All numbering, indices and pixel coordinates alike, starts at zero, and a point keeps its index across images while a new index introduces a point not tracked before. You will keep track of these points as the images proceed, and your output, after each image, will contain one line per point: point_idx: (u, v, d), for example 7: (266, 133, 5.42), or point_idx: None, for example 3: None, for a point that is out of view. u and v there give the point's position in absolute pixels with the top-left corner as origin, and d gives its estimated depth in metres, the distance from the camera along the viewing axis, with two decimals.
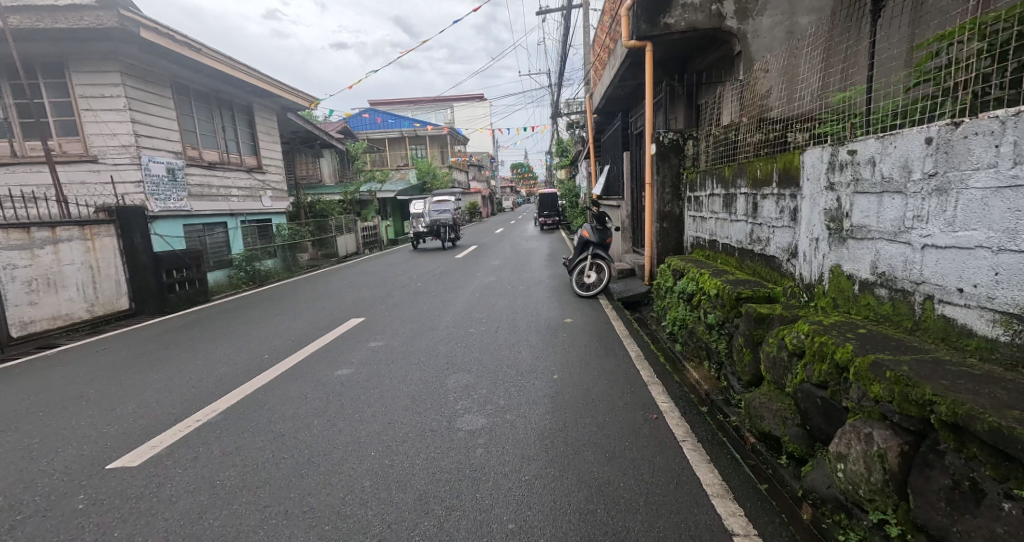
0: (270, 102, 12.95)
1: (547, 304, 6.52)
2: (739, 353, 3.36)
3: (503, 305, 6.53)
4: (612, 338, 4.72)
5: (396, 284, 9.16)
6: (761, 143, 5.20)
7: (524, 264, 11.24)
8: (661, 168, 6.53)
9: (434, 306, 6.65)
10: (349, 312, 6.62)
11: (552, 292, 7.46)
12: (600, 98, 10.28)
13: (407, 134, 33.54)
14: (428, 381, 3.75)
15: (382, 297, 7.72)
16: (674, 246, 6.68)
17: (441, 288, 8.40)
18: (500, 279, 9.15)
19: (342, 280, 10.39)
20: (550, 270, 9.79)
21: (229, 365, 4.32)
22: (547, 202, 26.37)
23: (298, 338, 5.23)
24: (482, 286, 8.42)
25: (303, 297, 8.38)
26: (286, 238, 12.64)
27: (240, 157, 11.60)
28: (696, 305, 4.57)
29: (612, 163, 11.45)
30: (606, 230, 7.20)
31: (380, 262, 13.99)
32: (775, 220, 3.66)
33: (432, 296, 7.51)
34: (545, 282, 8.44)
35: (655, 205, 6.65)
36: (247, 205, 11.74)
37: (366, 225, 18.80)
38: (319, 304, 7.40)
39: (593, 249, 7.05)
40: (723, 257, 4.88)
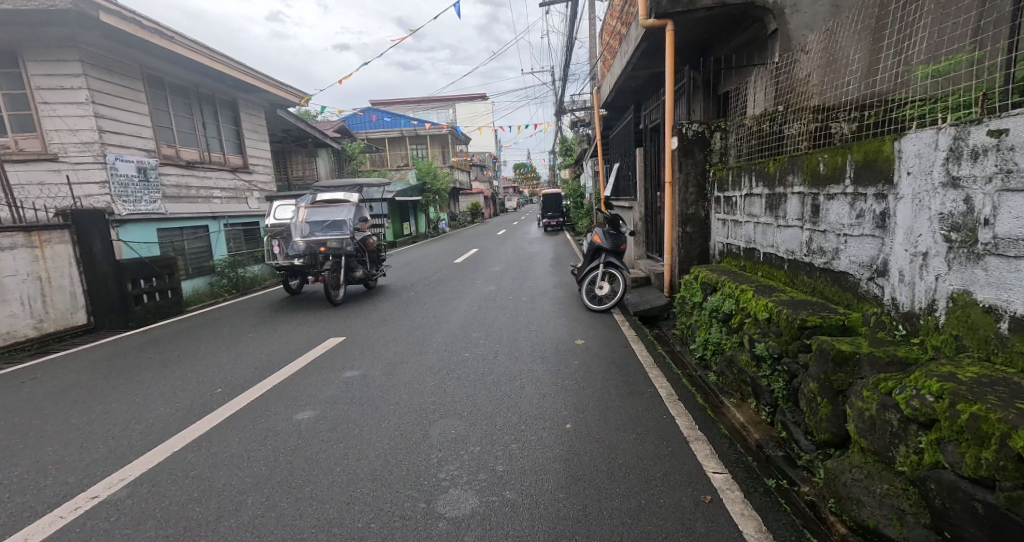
0: (257, 98, 12.26)
1: (554, 320, 5.75)
2: (808, 401, 2.57)
3: (503, 321, 5.77)
4: (634, 367, 3.95)
5: (387, 294, 8.39)
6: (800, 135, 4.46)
7: (528, 270, 10.45)
8: (686, 165, 5.73)
9: (426, 322, 5.91)
10: (330, 329, 5.87)
11: (559, 304, 6.69)
12: (611, 89, 9.46)
13: (407, 134, 32.80)
14: (407, 430, 3.01)
15: (371, 309, 6.97)
16: (699, 255, 5.88)
17: (436, 299, 7.63)
18: (502, 289, 8.37)
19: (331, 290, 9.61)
20: (556, 278, 9.01)
21: (172, 403, 3.59)
22: (551, 203, 25.59)
23: (264, 364, 4.49)
24: (482, 297, 7.66)
25: (285, 309, 7.63)
26: None
27: (224, 156, 10.88)
28: (737, 328, 3.79)
29: (624, 161, 10.62)
30: (620, 235, 6.40)
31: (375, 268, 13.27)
32: (848, 226, 2.87)
33: (425, 309, 6.75)
34: (551, 292, 7.68)
35: (677, 206, 5.86)
36: (232, 207, 11.02)
37: None
38: (300, 318, 6.65)
39: (607, 256, 6.27)
40: (767, 270, 4.09)
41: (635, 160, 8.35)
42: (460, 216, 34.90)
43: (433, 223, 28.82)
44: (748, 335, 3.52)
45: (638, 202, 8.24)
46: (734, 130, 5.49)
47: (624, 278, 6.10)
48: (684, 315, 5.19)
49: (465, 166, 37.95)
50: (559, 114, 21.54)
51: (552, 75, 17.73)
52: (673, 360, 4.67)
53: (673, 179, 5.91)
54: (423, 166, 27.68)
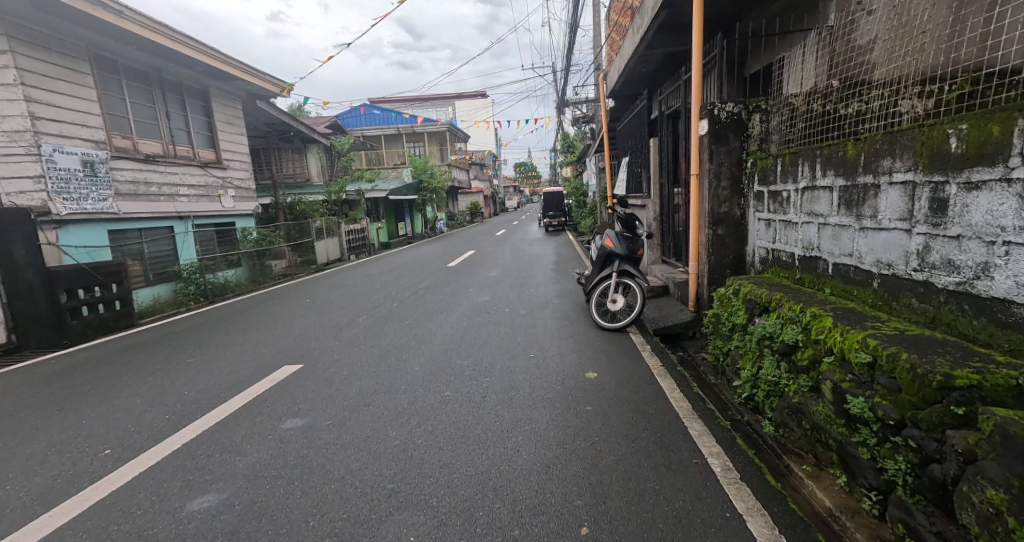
0: (232, 87, 11.32)
1: (558, 340, 4.80)
2: (980, 512, 1.63)
3: (497, 342, 4.83)
4: (667, 418, 2.98)
5: (368, 304, 7.45)
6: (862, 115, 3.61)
7: (528, 276, 9.48)
8: (719, 153, 4.74)
9: (406, 343, 4.97)
10: (291, 350, 4.93)
11: (563, 318, 5.74)
12: (620, 73, 8.48)
13: (404, 132, 31.92)
14: (342, 534, 2.08)
15: (345, 324, 6.04)
16: (733, 264, 4.91)
17: (422, 311, 6.70)
18: (499, 298, 7.43)
19: (307, 299, 8.65)
20: (559, 286, 8.07)
21: (36, 474, 2.63)
22: (552, 203, 24.72)
23: (191, 403, 3.55)
24: (475, 308, 6.71)
25: (251, 321, 6.69)
26: (253, 244, 11.14)
27: (194, 150, 10.01)
28: (809, 368, 2.80)
29: (636, 154, 9.65)
30: (637, 239, 5.42)
31: (363, 272, 12.37)
32: (1013, 230, 1.92)
33: (407, 325, 5.82)
34: (554, 303, 6.74)
35: (706, 204, 4.87)
36: (201, 205, 10.12)
37: (353, 229, 17.18)
38: (261, 335, 5.71)
39: (620, 263, 5.29)
40: (840, 286, 3.11)
41: (650, 151, 7.38)
42: (458, 215, 34.02)
43: (430, 223, 27.99)
44: (828, 380, 2.54)
45: (653, 200, 7.33)
46: (780, 110, 4.52)
47: (641, 291, 5.10)
48: (722, 339, 4.22)
49: (464, 164, 37.07)
50: (561, 108, 20.65)
51: (554, 66, 16.80)
52: (709, 398, 3.68)
53: (702, 172, 4.93)
54: (419, 162, 26.36)
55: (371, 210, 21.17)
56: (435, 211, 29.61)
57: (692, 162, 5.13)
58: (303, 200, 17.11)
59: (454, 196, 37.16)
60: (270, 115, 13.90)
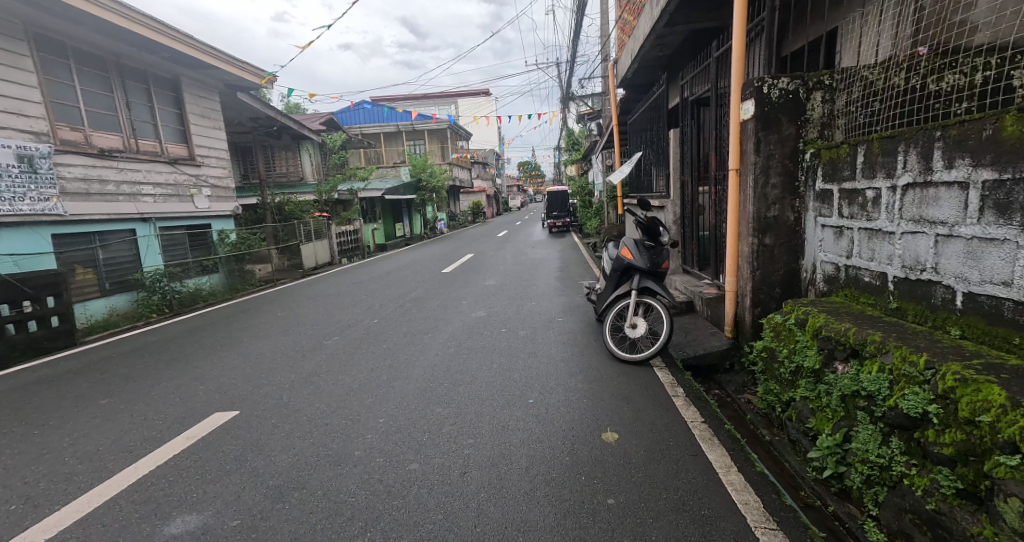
0: (206, 77, 10.43)
1: (564, 378, 3.87)
2: None
3: (489, 380, 3.89)
4: (732, 530, 2.03)
5: (346, 320, 6.52)
6: (980, 93, 2.78)
7: (529, 286, 8.50)
8: (769, 144, 3.77)
9: (375, 380, 4.03)
10: (235, 388, 4.00)
11: (569, 344, 4.80)
12: (634, 57, 7.48)
13: (404, 129, 30.97)
14: None
15: (312, 349, 5.09)
16: (784, 282, 3.93)
17: (404, 330, 5.75)
18: (495, 314, 6.46)
19: (280, 310, 7.72)
20: (565, 299, 7.10)
21: None
22: (557, 203, 23.75)
23: (69, 483, 2.63)
24: (467, 328, 5.77)
25: (205, 341, 5.76)
26: (231, 247, 10.52)
27: (161, 145, 9.13)
28: (956, 463, 1.82)
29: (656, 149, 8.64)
30: (662, 250, 4.49)
31: (352, 278, 11.49)
32: None
33: (384, 352, 4.87)
34: (558, 322, 5.78)
35: (751, 206, 3.90)
36: (170, 205, 9.23)
37: (345, 230, 16.25)
38: (208, 361, 4.78)
39: (641, 279, 4.36)
40: (983, 328, 2.15)
41: (672, 144, 6.48)
42: (460, 216, 33.18)
43: (429, 223, 27.05)
44: (1015, 495, 1.60)
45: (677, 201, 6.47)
46: (853, 87, 3.53)
47: (666, 314, 4.14)
48: (780, 384, 3.20)
49: (466, 163, 36.09)
50: (566, 104, 19.65)
51: (558, 58, 15.85)
52: (772, 471, 2.68)
53: (747, 167, 3.94)
54: (418, 161, 25.35)
55: (366, 210, 20.32)
56: (435, 211, 28.66)
57: (732, 154, 4.14)
58: (292, 200, 16.30)
59: (456, 196, 36.21)
60: (253, 109, 13.04)
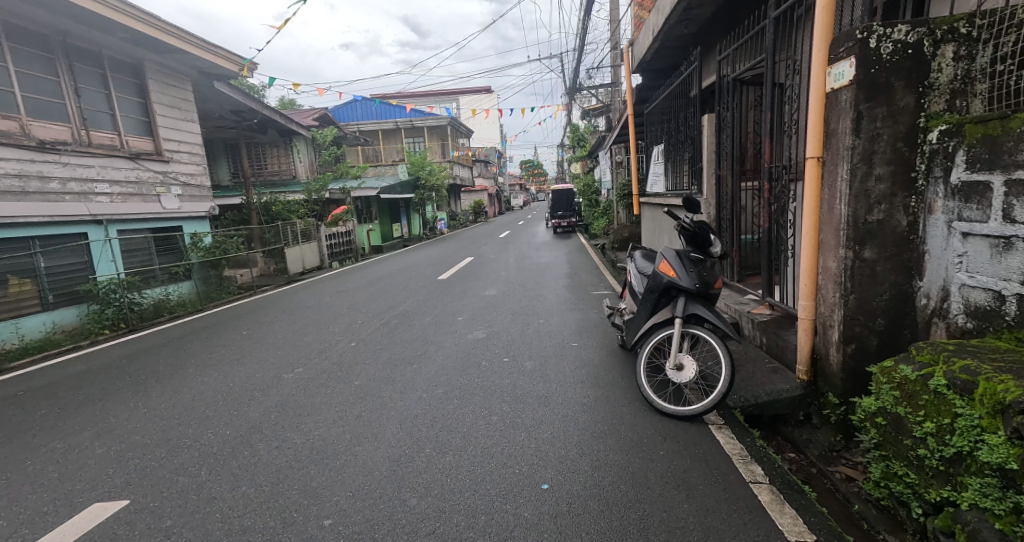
0: (177, 64, 9.47)
1: (588, 446, 2.85)
2: None
3: (485, 446, 2.89)
4: None
5: (319, 342, 5.52)
6: None
7: (535, 297, 7.48)
8: (875, 121, 2.73)
9: (332, 443, 3.02)
10: (146, 450, 3.01)
11: (589, 385, 3.77)
12: (658, 33, 6.46)
13: (402, 126, 29.94)
14: None
15: (266, 387, 4.10)
16: (889, 311, 2.87)
17: (384, 360, 4.74)
18: (496, 336, 5.43)
19: (248, 326, 6.73)
20: (578, 317, 6.07)
21: None
22: (562, 202, 22.71)
23: None
24: (462, 355, 4.76)
25: (145, 369, 4.77)
26: (205, 252, 9.64)
27: (120, 137, 8.18)
28: None
29: (684, 140, 7.61)
30: (714, 266, 3.48)
31: (341, 285, 10.52)
32: None
33: (354, 393, 3.87)
34: (573, 350, 4.76)
35: (848, 205, 2.86)
36: (129, 205, 8.26)
37: (337, 232, 15.26)
38: (131, 404, 3.78)
39: (687, 303, 3.34)
40: None
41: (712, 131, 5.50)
42: (461, 216, 32.19)
43: (428, 224, 26.07)
44: None
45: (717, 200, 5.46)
46: (1004, 34, 2.45)
47: (723, 353, 3.12)
48: (915, 470, 2.17)
49: (467, 161, 35.03)
50: (572, 97, 18.57)
51: (564, 48, 14.85)
52: None
53: (840, 154, 2.90)
54: (416, 159, 24.33)
55: (361, 210, 19.34)
56: (434, 211, 27.70)
57: (812, 138, 3.09)
58: (279, 200, 15.35)
59: (456, 195, 35.19)
60: (235, 101, 12.08)
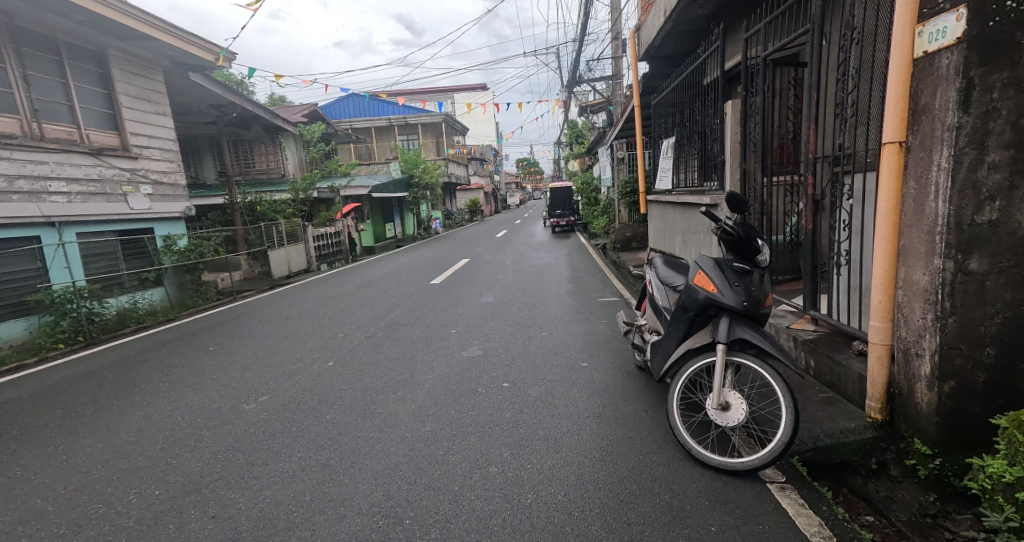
0: (146, 52, 8.80)
1: (615, 520, 2.22)
2: None
3: (478, 520, 2.28)
4: None
5: (293, 361, 4.86)
6: None
7: (535, 305, 6.87)
8: (991, 91, 2.08)
9: (283, 511, 2.39)
10: (46, 520, 2.38)
11: (608, 424, 3.13)
12: (671, 13, 5.86)
13: (395, 123, 29.22)
14: None
15: (221, 421, 3.47)
16: (1002, 339, 2.22)
17: (363, 385, 4.09)
18: (494, 354, 4.79)
19: (218, 339, 6.06)
20: (586, 329, 5.43)
21: None
22: (561, 201, 22.09)
23: None
24: (454, 379, 4.12)
25: (88, 395, 4.15)
26: (179, 255, 8.96)
27: (79, 131, 7.58)
28: None
29: (698, 131, 7.01)
30: (764, 281, 2.85)
31: (327, 290, 9.88)
32: None
33: (323, 432, 3.25)
34: (584, 373, 4.12)
35: (950, 200, 2.21)
36: (90, 205, 7.64)
37: (326, 233, 14.58)
38: (53, 449, 3.14)
39: (734, 327, 2.71)
40: None
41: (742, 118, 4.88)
42: (456, 215, 31.52)
43: (423, 224, 25.41)
44: None
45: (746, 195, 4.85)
46: None
47: (780, 389, 2.50)
48: None
49: (463, 159, 34.39)
50: (571, 91, 17.94)
51: (564, 39, 14.24)
52: None
53: (937, 136, 2.26)
54: (409, 156, 23.61)
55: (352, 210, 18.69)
56: (429, 210, 27.06)
57: (895, 117, 2.45)
58: (265, 200, 14.68)
59: (452, 194, 34.53)
60: (215, 95, 11.43)
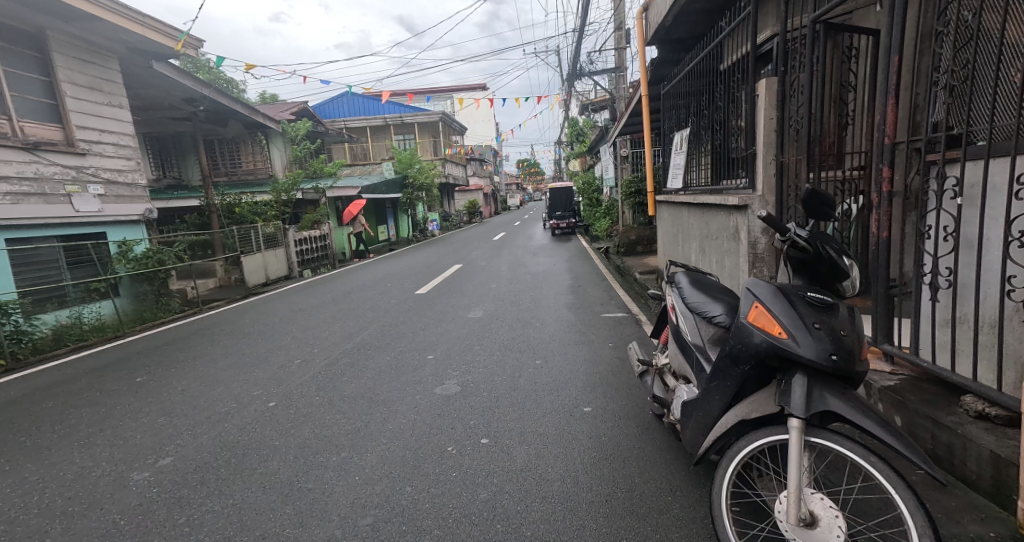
0: (96, 36, 7.93)
1: None
2: None
3: None
4: None
5: (228, 400, 3.96)
6: None
7: (530, 322, 5.99)
8: None
9: None
10: None
11: (621, 521, 2.22)
12: None
13: (390, 122, 28.38)
14: None
15: (92, 500, 2.57)
16: None
17: (301, 442, 3.19)
18: (474, 392, 3.90)
19: (156, 364, 5.17)
20: (587, 359, 4.52)
21: None
22: (561, 202, 21.16)
23: None
24: (419, 433, 3.23)
25: None
26: (138, 265, 8.01)
27: (10, 122, 6.72)
28: None
29: (714, 123, 6.08)
30: (859, 321, 1.87)
31: (304, 300, 9.00)
32: None
33: (225, 524, 2.35)
34: (586, 426, 3.21)
35: None
36: (23, 208, 6.77)
37: (309, 237, 13.67)
38: None
39: (817, 389, 1.75)
40: None
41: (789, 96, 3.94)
42: (454, 216, 30.64)
43: (419, 225, 24.57)
44: None
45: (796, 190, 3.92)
46: None
47: (902, 506, 1.60)
48: None
49: (461, 159, 33.53)
50: (572, 87, 17.00)
51: (564, 29, 13.37)
52: None
53: None
54: (403, 156, 22.65)
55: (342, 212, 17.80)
56: (426, 212, 26.21)
57: None
58: (246, 201, 13.82)
59: (450, 195, 33.71)
60: (185, 89, 10.56)
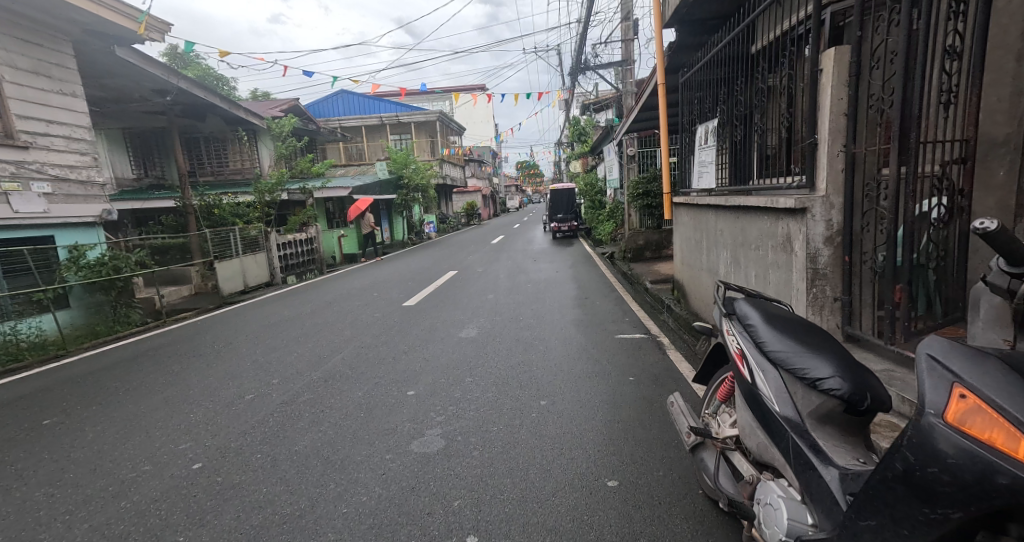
0: (42, 15, 7.01)
1: None
2: None
3: None
4: None
5: (144, 456, 3.06)
6: None
7: (531, 344, 5.10)
8: None
9: None
10: None
11: None
12: None
13: (386, 122, 27.49)
14: None
15: None
16: None
17: (215, 538, 2.28)
18: (461, 451, 3.00)
19: (80, 397, 4.25)
20: (604, 399, 3.64)
21: None
22: (563, 203, 20.22)
23: None
24: (383, 524, 2.33)
25: None
26: (89, 272, 7.07)
27: None
28: None
29: (742, 114, 5.19)
30: None
31: (279, 312, 8.10)
32: None
33: None
34: (613, 516, 2.32)
35: None
36: None
37: (294, 240, 12.73)
38: None
39: None
40: None
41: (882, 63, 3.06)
42: (452, 218, 29.74)
43: (414, 228, 23.68)
44: None
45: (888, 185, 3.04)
46: None
47: None
48: None
49: (458, 160, 32.62)
50: (575, 82, 16.08)
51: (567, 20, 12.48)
52: None
53: None
54: (398, 155, 21.68)
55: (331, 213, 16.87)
56: (422, 213, 25.32)
57: None
58: (226, 202, 12.90)
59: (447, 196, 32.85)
60: (153, 79, 9.65)
